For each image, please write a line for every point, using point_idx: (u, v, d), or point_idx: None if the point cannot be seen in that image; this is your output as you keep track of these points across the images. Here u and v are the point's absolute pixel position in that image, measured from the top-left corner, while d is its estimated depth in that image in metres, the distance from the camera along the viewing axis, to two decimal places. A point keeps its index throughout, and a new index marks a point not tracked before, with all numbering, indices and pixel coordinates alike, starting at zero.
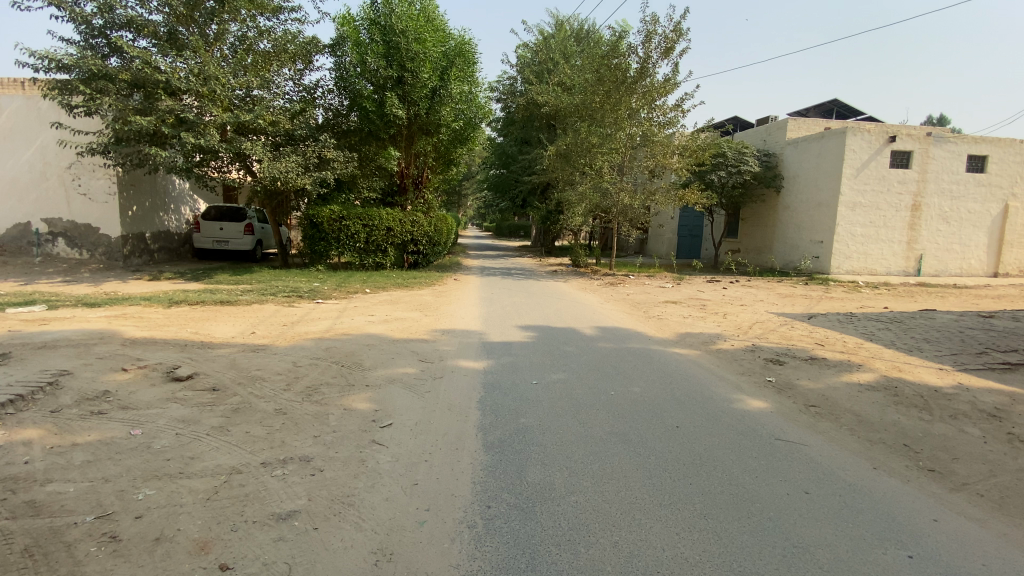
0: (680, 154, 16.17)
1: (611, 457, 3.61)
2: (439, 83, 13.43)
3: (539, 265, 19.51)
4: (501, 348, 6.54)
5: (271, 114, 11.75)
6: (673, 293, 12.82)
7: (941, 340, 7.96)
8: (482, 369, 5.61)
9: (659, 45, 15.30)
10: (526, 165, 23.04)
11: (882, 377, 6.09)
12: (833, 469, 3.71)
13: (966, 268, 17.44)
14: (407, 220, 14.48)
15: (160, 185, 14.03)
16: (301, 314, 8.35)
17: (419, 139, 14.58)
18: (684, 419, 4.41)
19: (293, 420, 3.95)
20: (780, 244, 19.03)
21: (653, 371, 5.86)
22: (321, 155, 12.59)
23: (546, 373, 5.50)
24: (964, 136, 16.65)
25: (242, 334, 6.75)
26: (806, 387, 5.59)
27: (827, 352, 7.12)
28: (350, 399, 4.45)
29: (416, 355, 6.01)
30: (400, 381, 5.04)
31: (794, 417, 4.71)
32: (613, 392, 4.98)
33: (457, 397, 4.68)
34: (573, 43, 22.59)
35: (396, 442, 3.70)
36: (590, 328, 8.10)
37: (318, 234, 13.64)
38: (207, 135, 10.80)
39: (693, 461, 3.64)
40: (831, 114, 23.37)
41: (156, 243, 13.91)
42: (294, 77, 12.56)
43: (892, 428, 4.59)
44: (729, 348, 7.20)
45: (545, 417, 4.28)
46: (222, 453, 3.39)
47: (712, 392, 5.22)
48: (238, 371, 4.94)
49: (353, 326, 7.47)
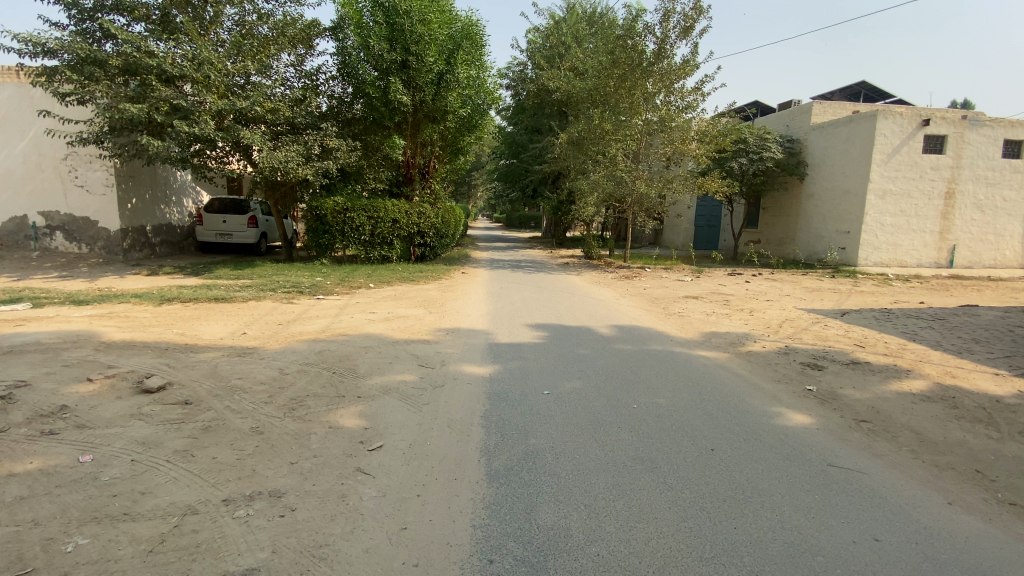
0: (699, 140, 15.39)
1: (638, 493, 3.06)
2: (445, 67, 12.96)
3: (550, 257, 18.96)
4: (509, 351, 5.99)
5: (271, 101, 11.25)
6: (693, 286, 12.16)
7: (992, 341, 7.22)
8: (488, 376, 5.06)
9: (677, 24, 14.55)
10: (538, 153, 22.39)
11: (936, 385, 5.41)
12: (902, 506, 3.11)
13: (1001, 260, 16.49)
14: (413, 212, 13.94)
15: (160, 177, 13.63)
16: (299, 312, 7.87)
17: (425, 126, 14.05)
18: (719, 440, 3.84)
19: (269, 442, 3.43)
20: (804, 234, 18.22)
21: (679, 378, 5.29)
22: (323, 144, 12.07)
23: (559, 381, 4.94)
24: (1000, 119, 15.67)
25: (232, 334, 6.28)
26: (852, 398, 4.98)
27: (869, 355, 6.45)
28: (336, 414, 3.92)
29: (417, 359, 5.47)
30: (396, 391, 4.50)
31: (846, 437, 4.09)
32: (634, 404, 4.43)
33: (458, 411, 4.14)
34: (585, 26, 21.81)
35: (386, 470, 3.17)
36: (607, 326, 7.50)
37: (322, 227, 13.19)
38: (201, 123, 10.30)
39: (735, 496, 3.09)
40: (858, 97, 22.34)
41: (157, 237, 13.55)
42: (295, 62, 12.02)
43: (961, 449, 3.94)
44: (760, 351, 6.56)
45: (559, 435, 3.75)
46: (179, 487, 2.89)
47: (747, 405, 4.63)
48: (216, 380, 4.44)
49: (351, 325, 6.94)
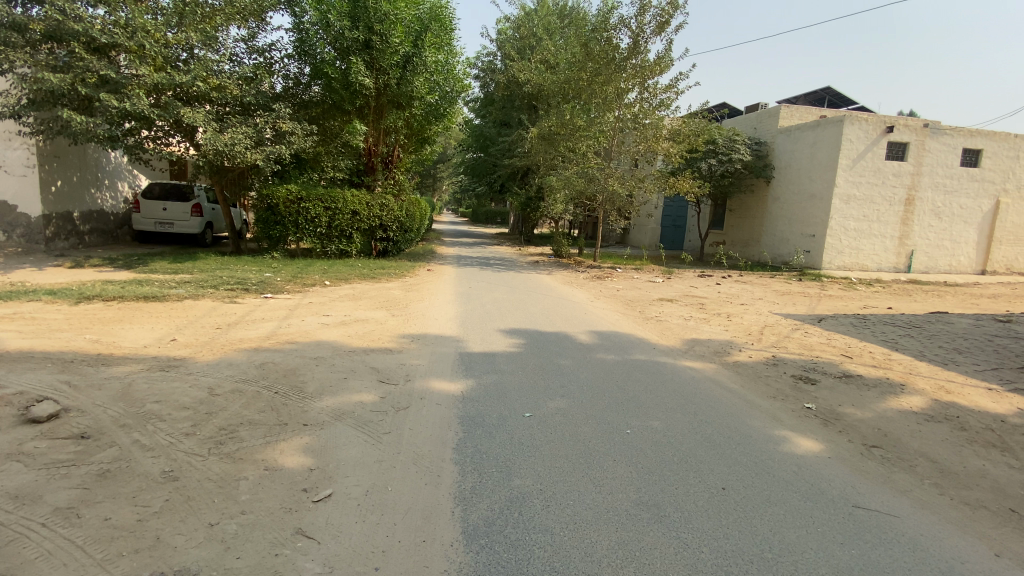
0: (671, 140, 15.00)
1: (650, 554, 2.50)
2: (413, 49, 12.00)
3: (518, 255, 18.45)
4: (482, 362, 5.36)
5: (216, 78, 10.22)
6: (665, 288, 11.84)
7: (974, 352, 7.06)
8: (460, 394, 4.41)
9: (653, 19, 14.16)
10: (506, 147, 21.77)
11: (935, 403, 5.11)
12: (950, 563, 2.67)
13: (956, 266, 16.96)
14: (375, 204, 13.09)
15: (90, 158, 12.29)
16: (243, 314, 6.98)
17: (389, 112, 13.15)
18: (729, 475, 3.33)
19: (184, 494, 2.69)
20: (769, 237, 18.31)
21: (669, 393, 4.78)
22: (275, 127, 11.06)
23: (541, 400, 4.34)
24: (959, 128, 16.03)
25: (158, 341, 5.39)
26: (855, 417, 4.61)
27: (858, 367, 6.14)
28: (275, 450, 3.20)
29: (377, 373, 4.77)
30: (351, 416, 3.80)
31: (862, 468, 3.68)
32: (628, 429, 3.87)
33: (425, 441, 3.49)
34: (556, 18, 21.28)
35: (336, 533, 2.49)
36: (586, 333, 6.96)
37: (273, 218, 12.18)
38: (133, 98, 9.16)
39: (763, 556, 2.57)
40: (822, 102, 22.67)
41: (86, 224, 12.21)
42: (245, 37, 10.97)
43: (985, 483, 3.58)
44: (747, 361, 6.15)
45: (545, 473, 3.16)
46: (50, 568, 2.15)
47: (749, 427, 4.16)
48: (127, 404, 3.62)
49: (301, 331, 6.15)
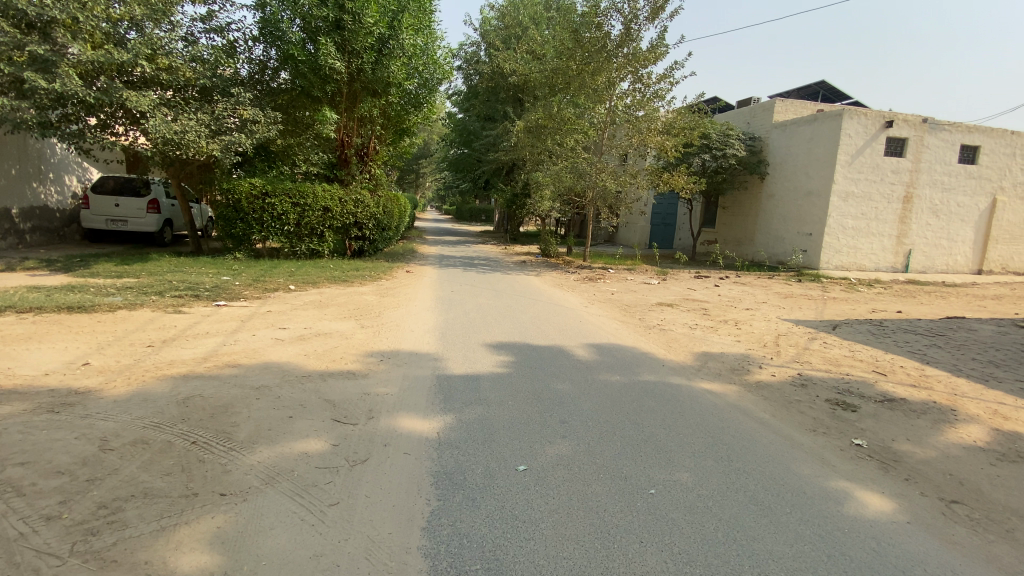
0: (664, 133, 14.13)
1: None
2: (388, 31, 11.07)
3: (504, 254, 17.61)
4: (463, 390, 4.41)
5: (166, 58, 9.12)
6: (662, 291, 11.04)
7: (1012, 365, 6.30)
8: (436, 437, 3.49)
9: (646, 5, 13.33)
10: (491, 141, 20.87)
11: (999, 433, 4.28)
12: None
13: (952, 265, 16.46)
14: (349, 200, 12.03)
15: (30, 148, 11.12)
16: (185, 327, 5.94)
17: (363, 99, 12.11)
18: (795, 563, 2.47)
19: None
20: (764, 235, 17.68)
21: (693, 430, 3.90)
22: (235, 115, 9.97)
23: (539, 446, 3.44)
24: (958, 124, 15.51)
25: (66, 366, 4.38)
26: (916, 458, 3.77)
27: (897, 387, 5.32)
28: (167, 545, 2.26)
29: (332, 409, 3.81)
30: (289, 477, 2.86)
31: (953, 536, 2.84)
32: (650, 489, 3.01)
33: (386, 520, 2.56)
34: (542, 8, 20.35)
35: None
36: (583, 347, 6.09)
37: (234, 214, 11.05)
38: (65, 78, 8.02)
39: None
40: (815, 96, 22.15)
41: (27, 222, 11.03)
42: (201, 15, 9.89)
43: None
44: (771, 381, 5.33)
45: (551, 573, 2.26)
46: None
47: (799, 479, 3.30)
48: None
49: (249, 349, 5.16)
